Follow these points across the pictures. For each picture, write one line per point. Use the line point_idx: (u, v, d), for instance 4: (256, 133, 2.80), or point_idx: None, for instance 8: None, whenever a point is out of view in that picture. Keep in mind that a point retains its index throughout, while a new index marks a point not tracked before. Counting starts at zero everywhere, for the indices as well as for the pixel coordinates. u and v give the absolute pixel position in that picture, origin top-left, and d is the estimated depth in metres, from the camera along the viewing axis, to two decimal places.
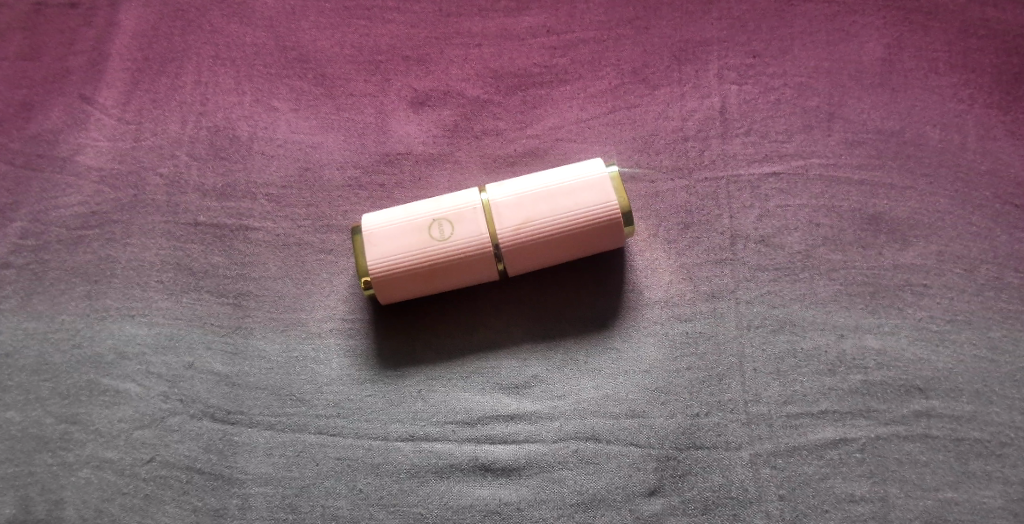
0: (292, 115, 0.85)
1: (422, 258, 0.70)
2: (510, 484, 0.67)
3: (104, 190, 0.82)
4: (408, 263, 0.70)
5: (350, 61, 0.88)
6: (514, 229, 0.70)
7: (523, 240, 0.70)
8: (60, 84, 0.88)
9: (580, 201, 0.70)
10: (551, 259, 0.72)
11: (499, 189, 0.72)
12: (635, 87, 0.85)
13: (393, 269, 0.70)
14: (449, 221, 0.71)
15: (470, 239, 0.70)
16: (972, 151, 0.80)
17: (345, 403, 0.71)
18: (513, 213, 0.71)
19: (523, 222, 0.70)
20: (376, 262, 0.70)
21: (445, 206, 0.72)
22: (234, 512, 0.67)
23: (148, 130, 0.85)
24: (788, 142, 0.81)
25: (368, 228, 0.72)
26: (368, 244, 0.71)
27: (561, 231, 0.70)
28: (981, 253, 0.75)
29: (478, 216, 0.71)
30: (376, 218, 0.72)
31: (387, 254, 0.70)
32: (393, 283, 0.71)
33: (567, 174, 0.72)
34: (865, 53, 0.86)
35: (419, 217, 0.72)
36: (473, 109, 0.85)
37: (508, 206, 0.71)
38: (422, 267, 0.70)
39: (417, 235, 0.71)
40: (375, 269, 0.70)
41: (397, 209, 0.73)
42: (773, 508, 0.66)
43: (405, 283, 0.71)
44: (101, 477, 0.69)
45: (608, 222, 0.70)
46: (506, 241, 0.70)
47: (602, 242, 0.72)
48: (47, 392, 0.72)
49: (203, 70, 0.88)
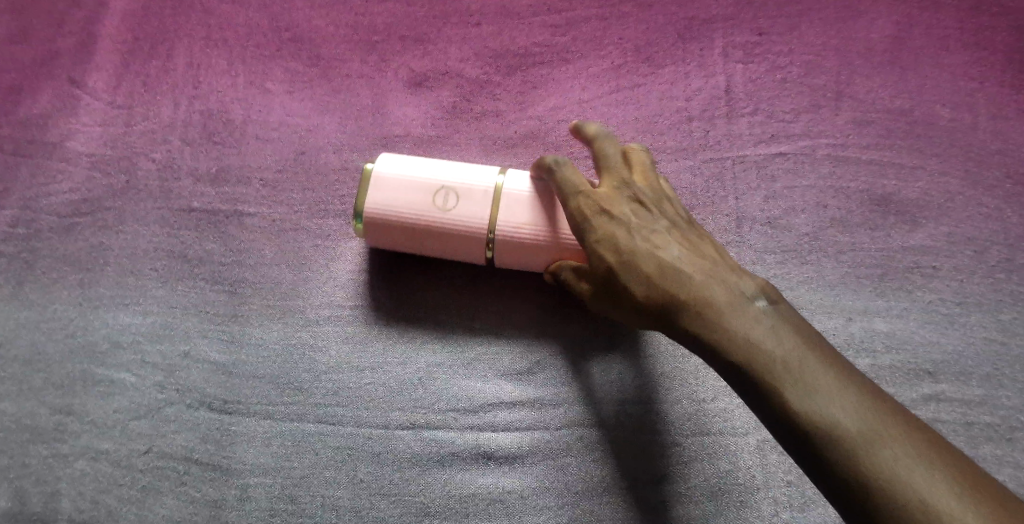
0: (287, 98, 0.83)
1: (420, 218, 0.69)
2: (513, 473, 0.66)
3: (95, 176, 0.80)
4: (403, 217, 0.69)
5: (345, 42, 0.86)
6: (515, 226, 0.68)
7: (517, 233, 0.68)
8: (49, 67, 0.86)
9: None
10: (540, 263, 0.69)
11: (520, 176, 0.69)
12: (639, 65, 0.83)
13: (390, 219, 0.69)
14: (457, 192, 0.69)
15: (470, 215, 0.68)
16: (983, 130, 0.79)
17: (344, 391, 0.70)
18: (520, 211, 0.68)
19: (526, 217, 0.68)
20: (374, 205, 0.69)
21: (461, 177, 0.69)
22: (233, 503, 0.66)
23: (139, 114, 0.83)
24: (795, 122, 0.80)
25: (381, 166, 0.70)
26: (376, 181, 0.69)
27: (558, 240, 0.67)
28: (992, 234, 0.74)
29: (487, 198, 0.69)
30: (394, 158, 0.71)
31: (387, 203, 0.69)
32: (385, 229, 0.70)
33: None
34: (874, 29, 0.84)
35: (433, 179, 0.69)
36: (473, 89, 0.83)
37: (518, 196, 0.68)
38: (416, 226, 0.69)
39: (422, 193, 0.69)
40: (371, 210, 0.69)
41: (418, 159, 0.71)
42: (781, 494, 0.65)
43: (398, 234, 0.70)
44: (97, 468, 0.68)
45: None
46: (503, 230, 0.68)
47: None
48: (41, 383, 0.71)
49: (195, 52, 0.86)
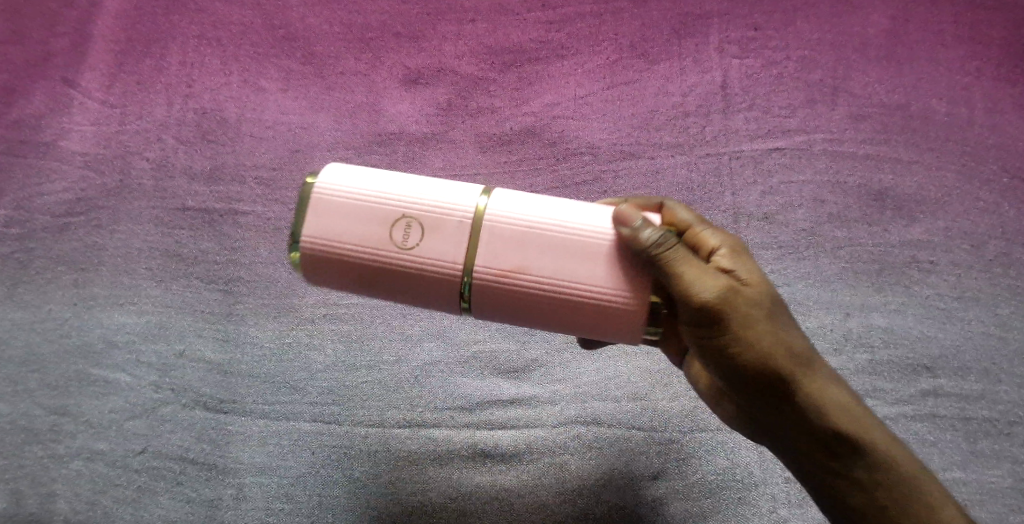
0: (282, 96, 0.83)
1: (373, 255, 0.50)
2: (510, 471, 0.66)
3: (89, 176, 0.79)
4: (348, 254, 0.50)
5: (340, 39, 0.85)
6: (498, 272, 0.49)
7: (495, 287, 0.50)
8: (43, 66, 0.85)
9: (595, 270, 0.49)
10: (537, 322, 0.51)
11: (509, 201, 0.51)
12: (634, 61, 0.83)
13: (332, 255, 0.50)
14: (422, 223, 0.50)
15: (438, 257, 0.50)
16: (980, 125, 0.79)
17: (341, 390, 0.70)
18: (506, 257, 0.50)
19: (507, 263, 0.49)
20: (312, 237, 0.50)
21: (427, 204, 0.51)
22: (229, 502, 0.65)
23: (134, 113, 0.82)
24: (791, 118, 0.79)
25: (325, 182, 0.51)
26: (314, 206, 0.50)
27: (544, 296, 0.49)
28: (990, 229, 0.74)
29: (460, 235, 0.50)
30: (347, 170, 0.52)
31: (331, 235, 0.50)
32: (332, 268, 0.51)
33: (591, 219, 0.50)
34: (869, 25, 0.84)
35: (389, 203, 0.50)
36: (467, 86, 0.82)
37: (497, 233, 0.50)
38: (368, 270, 0.50)
39: (377, 222, 0.50)
40: (308, 243, 0.50)
41: (382, 172, 0.52)
42: (779, 491, 0.65)
43: (348, 273, 0.51)
44: (92, 468, 0.67)
45: (612, 313, 0.49)
46: (475, 279, 0.50)
47: (602, 332, 0.50)
48: (36, 383, 0.71)
49: (190, 50, 0.86)
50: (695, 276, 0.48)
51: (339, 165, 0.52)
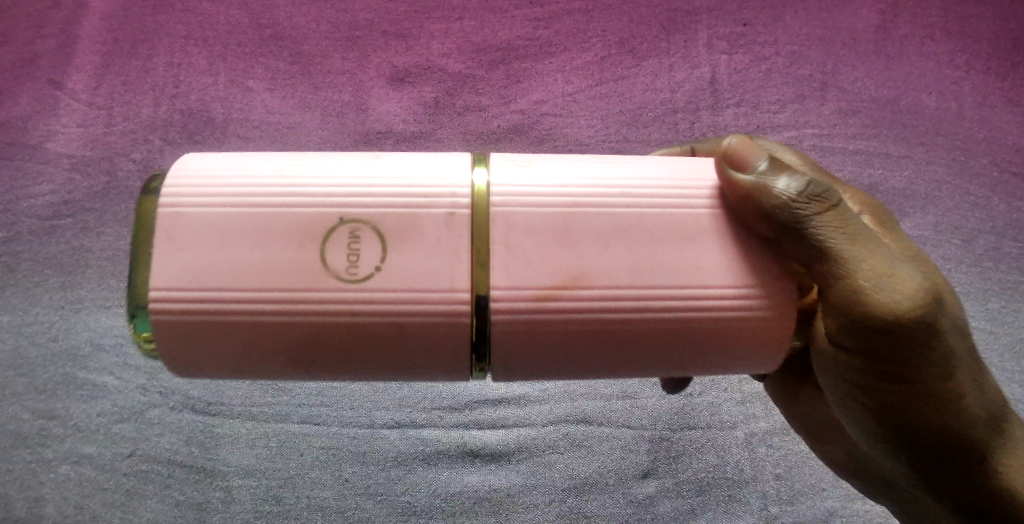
0: (268, 95, 0.82)
1: (291, 299, 0.36)
2: (499, 470, 0.66)
3: (75, 178, 0.79)
4: (245, 307, 0.36)
5: (328, 38, 0.84)
6: (530, 290, 0.37)
7: (542, 317, 0.37)
8: (27, 68, 0.83)
9: (700, 261, 0.38)
10: (598, 363, 0.39)
11: (514, 173, 0.38)
12: (623, 58, 0.82)
13: (215, 323, 0.37)
14: (366, 231, 0.37)
15: (396, 287, 0.36)
16: (969, 119, 0.80)
17: (329, 391, 0.70)
18: (551, 268, 0.37)
19: (561, 277, 0.37)
20: (170, 292, 0.36)
21: (366, 202, 0.37)
22: (216, 505, 0.65)
23: (120, 115, 0.81)
24: (780, 113, 0.80)
25: (172, 193, 0.37)
26: (169, 237, 0.36)
27: (625, 320, 0.37)
28: (980, 223, 0.75)
29: (439, 244, 0.37)
30: (200, 166, 0.39)
31: (209, 283, 0.36)
32: (216, 337, 0.37)
33: (656, 189, 0.38)
34: (858, 20, 0.83)
35: (297, 210, 0.37)
36: (455, 85, 0.82)
37: (519, 231, 0.37)
38: (284, 328, 0.37)
39: (289, 244, 0.36)
40: (163, 305, 0.36)
41: (254, 157, 0.39)
42: (770, 487, 0.65)
43: (240, 344, 0.37)
44: (80, 472, 0.67)
45: (715, 327, 0.38)
46: (500, 309, 0.37)
47: (692, 359, 0.39)
48: (23, 387, 0.70)
49: (176, 51, 0.84)
50: (873, 273, 0.38)
51: (191, 160, 0.39)
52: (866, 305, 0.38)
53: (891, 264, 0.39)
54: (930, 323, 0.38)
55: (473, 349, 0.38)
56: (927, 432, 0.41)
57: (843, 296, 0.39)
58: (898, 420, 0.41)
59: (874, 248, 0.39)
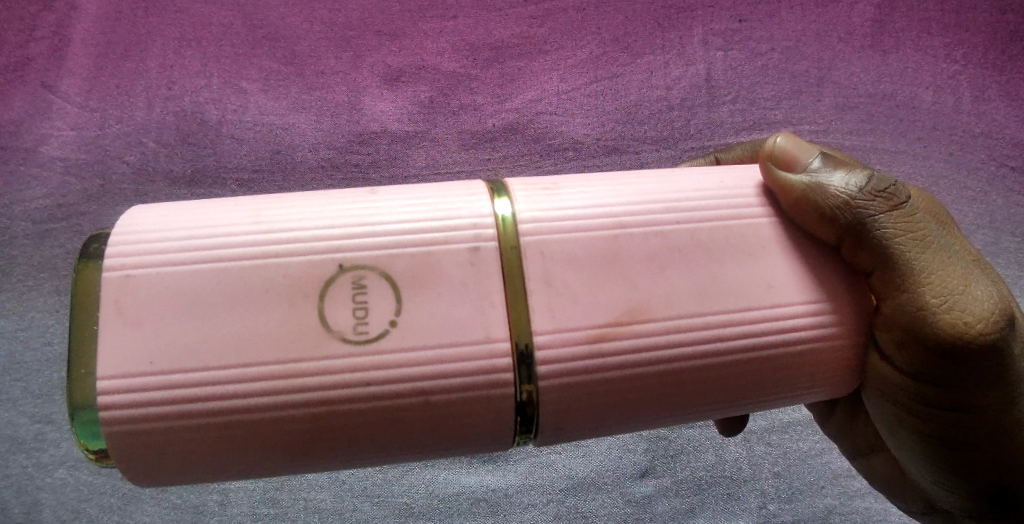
0: (262, 96, 0.81)
1: (288, 370, 0.33)
2: (498, 471, 0.66)
3: (70, 181, 0.79)
4: (228, 385, 0.33)
5: (322, 38, 0.83)
6: (583, 331, 0.34)
7: (597, 362, 0.35)
8: (18, 71, 0.82)
9: (764, 287, 0.36)
10: (644, 409, 0.37)
11: (538, 201, 0.36)
12: (618, 55, 0.81)
13: (185, 418, 0.33)
14: (373, 280, 0.34)
15: (412, 345, 0.34)
16: (966, 113, 0.81)
17: None
18: (605, 306, 0.35)
19: (616, 314, 0.35)
20: (130, 363, 0.33)
21: (366, 247, 0.35)
22: (213, 508, 0.65)
23: (113, 117, 0.81)
24: (776, 109, 0.80)
25: (121, 256, 0.34)
26: (125, 301, 0.33)
27: (678, 357, 0.36)
28: (977, 217, 0.77)
29: (463, 287, 0.34)
30: (153, 225, 0.35)
31: (180, 363, 0.33)
32: (181, 429, 0.33)
33: (706, 203, 0.37)
34: (855, 14, 0.83)
35: (285, 263, 0.34)
36: (450, 84, 0.82)
37: (558, 262, 0.35)
38: (281, 406, 0.33)
39: (286, 299, 0.34)
40: (122, 384, 0.33)
41: (219, 206, 0.36)
42: (767, 485, 0.65)
43: (214, 427, 0.34)
44: (78, 477, 0.67)
45: (765, 357, 0.37)
46: (545, 358, 0.34)
47: (742, 393, 0.37)
48: (20, 392, 0.70)
49: (169, 52, 0.83)
50: (943, 292, 0.37)
51: (141, 215, 0.36)
52: (939, 329, 0.37)
53: (962, 281, 0.38)
54: (999, 343, 0.37)
55: (517, 411, 0.35)
56: (963, 444, 0.41)
57: (911, 318, 0.37)
58: (936, 431, 0.41)
59: (945, 263, 0.38)
